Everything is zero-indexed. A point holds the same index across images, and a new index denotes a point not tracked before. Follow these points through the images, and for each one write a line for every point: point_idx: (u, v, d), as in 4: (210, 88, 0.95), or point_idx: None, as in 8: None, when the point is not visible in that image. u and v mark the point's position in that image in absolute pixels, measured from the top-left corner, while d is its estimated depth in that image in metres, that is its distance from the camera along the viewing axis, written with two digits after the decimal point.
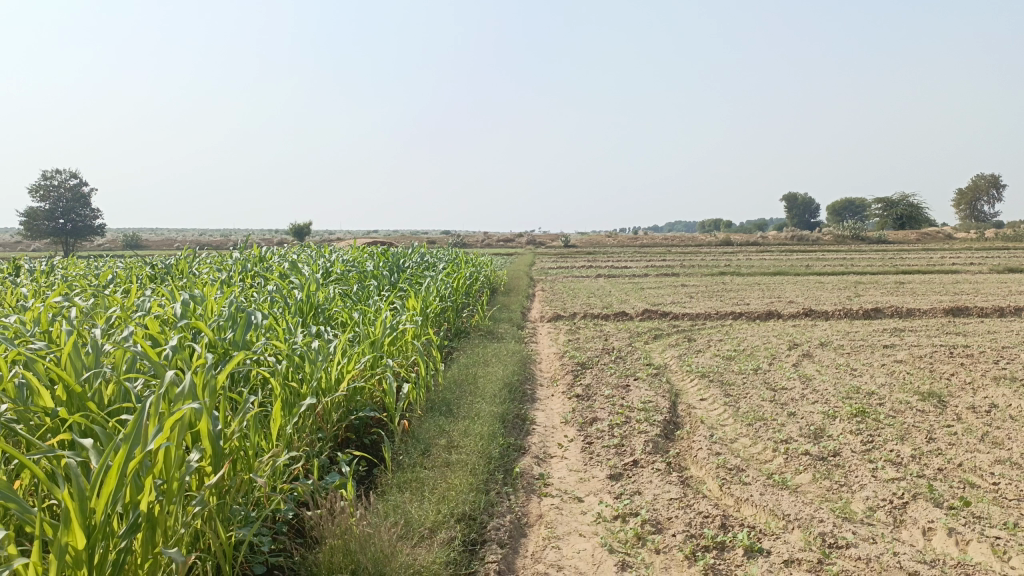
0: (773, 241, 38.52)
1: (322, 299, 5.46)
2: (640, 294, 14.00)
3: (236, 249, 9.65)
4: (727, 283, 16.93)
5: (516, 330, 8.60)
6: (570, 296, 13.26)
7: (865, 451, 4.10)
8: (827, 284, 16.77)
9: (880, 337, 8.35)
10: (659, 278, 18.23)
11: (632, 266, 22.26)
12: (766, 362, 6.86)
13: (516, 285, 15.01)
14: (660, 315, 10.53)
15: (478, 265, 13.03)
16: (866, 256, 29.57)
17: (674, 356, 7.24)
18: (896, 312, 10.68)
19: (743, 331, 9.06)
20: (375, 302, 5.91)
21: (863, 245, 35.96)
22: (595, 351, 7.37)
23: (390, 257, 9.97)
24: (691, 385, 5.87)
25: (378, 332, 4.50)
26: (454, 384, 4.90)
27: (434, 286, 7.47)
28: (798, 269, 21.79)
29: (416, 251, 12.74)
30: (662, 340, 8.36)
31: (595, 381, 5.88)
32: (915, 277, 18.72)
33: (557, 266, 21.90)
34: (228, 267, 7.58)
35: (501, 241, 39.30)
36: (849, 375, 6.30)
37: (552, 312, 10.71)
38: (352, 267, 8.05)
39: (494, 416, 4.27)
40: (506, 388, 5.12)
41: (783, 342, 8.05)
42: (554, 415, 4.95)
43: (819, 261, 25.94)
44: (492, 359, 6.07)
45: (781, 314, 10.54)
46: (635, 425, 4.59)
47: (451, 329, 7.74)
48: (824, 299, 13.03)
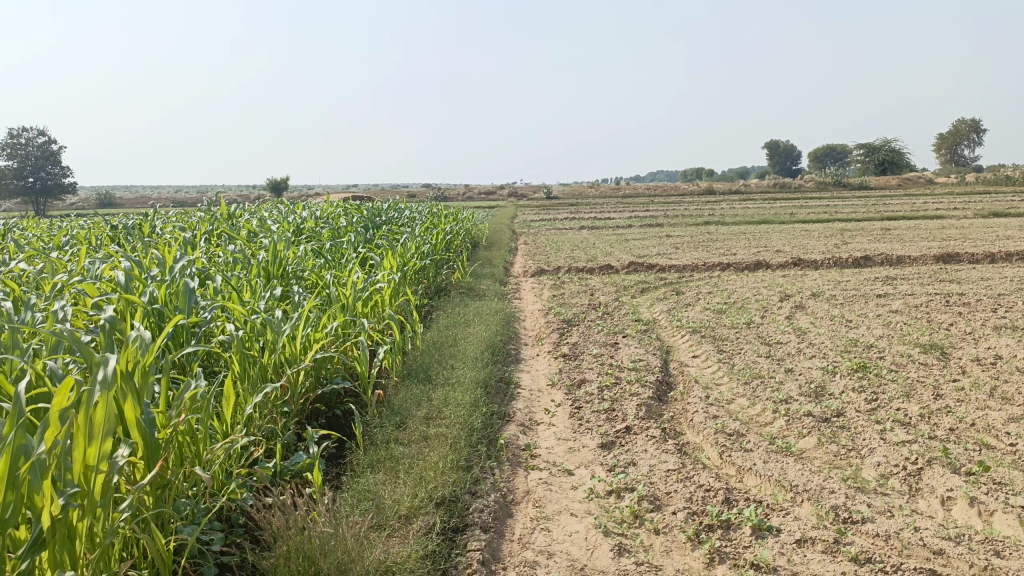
0: (755, 189, 38.27)
1: (290, 259, 5.13)
2: (624, 245, 13.71)
3: (203, 205, 9.22)
4: (712, 233, 16.67)
5: (498, 286, 8.29)
6: (554, 249, 12.95)
7: (870, 411, 3.87)
8: (814, 231, 16.56)
9: (873, 286, 8.13)
10: (643, 229, 17.95)
11: (616, 217, 21.95)
12: (758, 315, 6.61)
13: (498, 238, 14.64)
14: (646, 267, 10.26)
15: (458, 218, 12.64)
16: (850, 202, 29.36)
17: (663, 310, 6.98)
18: (886, 258, 10.47)
19: (732, 282, 8.82)
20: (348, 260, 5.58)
21: (845, 191, 35.81)
22: (580, 307, 7.09)
23: (365, 211, 9.58)
24: (683, 341, 5.62)
25: (348, 296, 4.19)
26: (433, 347, 4.60)
27: (411, 242, 7.13)
28: (783, 217, 21.51)
29: (394, 205, 12.34)
30: (650, 294, 8.09)
31: (582, 339, 5.61)
32: (900, 223, 18.57)
33: (539, 219, 21.51)
34: (192, 227, 7.17)
35: (482, 194, 38.73)
36: (845, 327, 6.07)
37: (535, 266, 10.39)
38: (324, 224, 7.68)
39: (475, 382, 3.98)
40: (488, 350, 4.83)
41: (774, 293, 7.81)
42: (539, 377, 4.68)
43: (803, 209, 25.68)
44: (473, 318, 5.78)
45: (770, 264, 10.29)
46: (626, 387, 4.33)
47: (430, 286, 7.42)
48: (811, 247, 12.78)
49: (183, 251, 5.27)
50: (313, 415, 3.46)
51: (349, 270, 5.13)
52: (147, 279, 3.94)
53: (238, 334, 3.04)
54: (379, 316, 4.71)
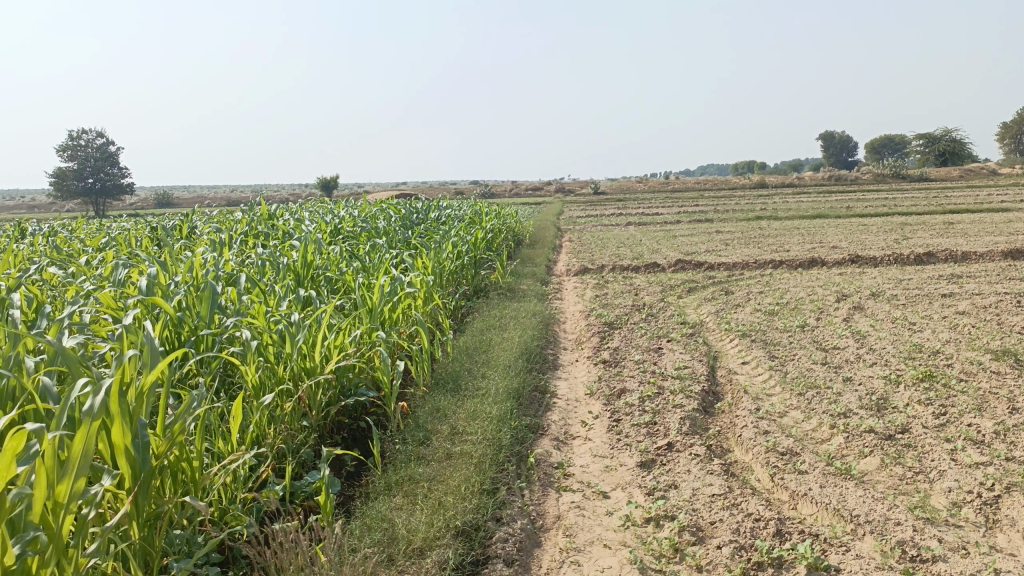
0: (809, 182, 37.27)
1: (321, 262, 4.97)
2: (671, 242, 13.34)
3: (243, 206, 9.18)
4: (764, 229, 16.15)
5: (539, 286, 8.05)
6: (599, 247, 12.65)
7: (939, 427, 3.53)
8: (872, 226, 15.90)
9: (937, 285, 7.66)
10: (692, 225, 17.51)
11: (664, 213, 21.47)
12: (813, 317, 6.25)
13: (542, 235, 14.39)
14: (694, 265, 9.90)
15: (501, 215, 12.44)
16: (909, 194, 28.31)
17: (711, 311, 6.67)
18: (950, 254, 9.92)
19: (785, 281, 8.42)
20: (382, 262, 5.42)
21: (903, 183, 34.62)
22: (624, 308, 6.82)
23: (405, 209, 9.43)
24: (731, 346, 5.31)
25: (376, 301, 4.00)
26: (465, 354, 4.39)
27: (449, 242, 6.94)
28: (839, 211, 20.81)
29: (438, 203, 12.19)
30: (697, 294, 7.77)
31: (624, 344, 5.35)
32: (964, 216, 17.73)
33: (585, 215, 21.18)
34: (228, 228, 7.10)
35: (528, 191, 38.49)
36: (907, 331, 5.67)
37: (579, 264, 10.13)
38: (363, 223, 7.54)
39: (507, 392, 3.75)
40: (523, 356, 4.59)
41: (830, 293, 7.42)
42: (578, 385, 4.44)
43: (859, 202, 24.81)
44: (509, 322, 5.56)
45: (825, 261, 9.83)
46: (669, 398, 4.06)
47: (469, 287, 7.23)
48: (869, 243, 12.24)
49: (213, 255, 5.16)
50: (335, 427, 3.30)
51: (380, 273, 4.95)
52: (169, 284, 3.80)
53: (254, 342, 2.88)
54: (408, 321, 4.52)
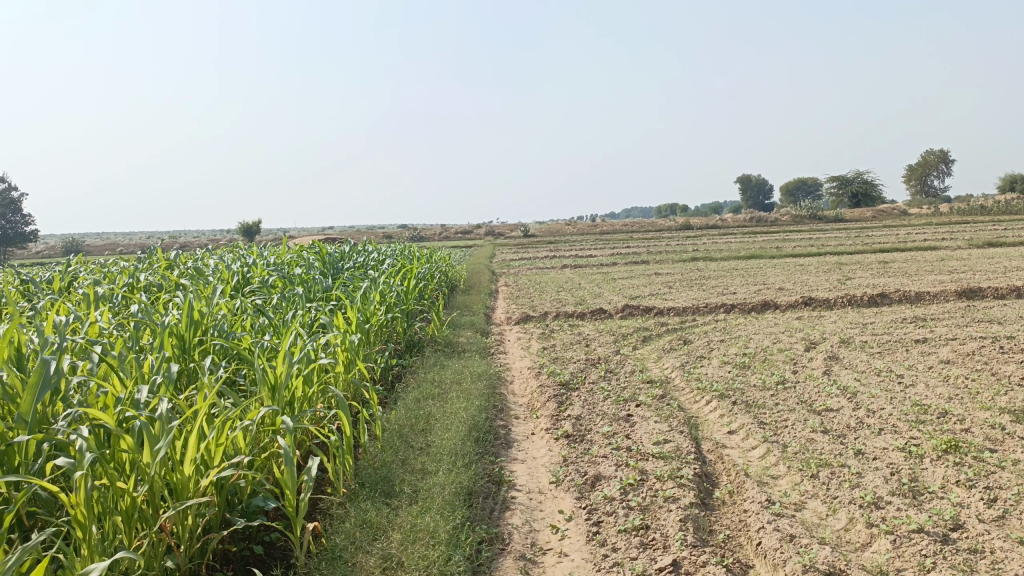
0: (732, 223, 37.80)
1: (214, 321, 4.01)
2: (613, 286, 12.66)
3: (141, 254, 8.06)
4: (702, 270, 15.72)
5: (479, 339, 7.18)
6: (538, 292, 11.89)
7: (1000, 521, 2.82)
8: (810, 266, 15.67)
9: (906, 331, 7.14)
10: (630, 267, 16.99)
11: (597, 255, 20.97)
12: (790, 370, 5.57)
13: (477, 280, 13.57)
14: (642, 311, 9.21)
15: (432, 260, 11.56)
16: (835, 234, 28.74)
17: (675, 365, 5.93)
18: (904, 296, 9.53)
19: (744, 327, 7.80)
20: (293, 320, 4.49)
21: (823, 224, 35.40)
22: (578, 364, 6.03)
23: (326, 254, 8.46)
24: (710, 411, 4.55)
25: (283, 372, 3.06)
26: (398, 436, 3.51)
27: (375, 292, 6.04)
28: (773, 252, 20.70)
29: (365, 247, 11.23)
30: (653, 344, 7.05)
31: (587, 410, 4.54)
32: (895, 255, 17.74)
33: (518, 258, 20.46)
34: (113, 279, 6.03)
35: (459, 234, 37.67)
36: (899, 385, 5.03)
37: (519, 312, 9.32)
38: (276, 271, 6.56)
39: (455, 493, 2.88)
40: (472, 434, 3.72)
41: (797, 341, 6.81)
42: (540, 470, 3.60)
43: (789, 242, 24.96)
44: (450, 387, 4.69)
45: (778, 304, 9.30)
46: (658, 486, 3.26)
47: (401, 342, 6.32)
48: (814, 284, 11.84)
49: (78, 318, 4.13)
50: (219, 561, 2.42)
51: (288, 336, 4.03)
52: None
53: (87, 457, 1.96)
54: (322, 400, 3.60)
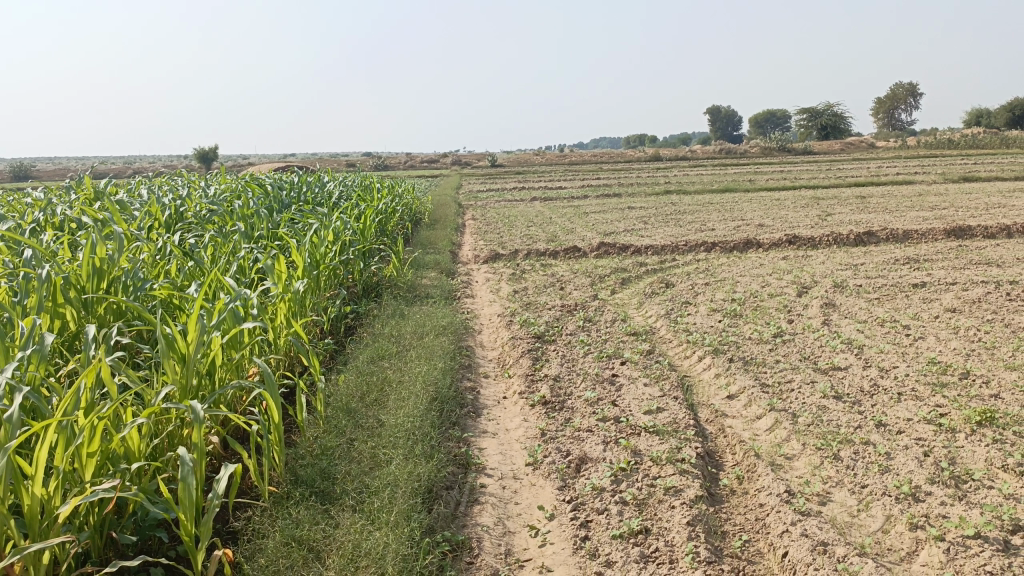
0: (702, 154, 37.17)
1: (115, 275, 3.35)
2: (585, 221, 12.06)
3: (63, 184, 7.20)
4: (677, 204, 15.18)
5: (444, 281, 6.57)
6: (506, 227, 11.24)
7: None
8: (786, 201, 15.15)
9: (902, 274, 6.68)
10: (601, 200, 16.34)
11: (567, 187, 20.24)
12: (786, 319, 5.08)
13: (443, 214, 12.84)
14: (618, 249, 8.63)
15: (394, 191, 10.79)
16: (808, 166, 28.22)
17: (660, 312, 5.40)
18: (891, 234, 9.07)
19: (728, 268, 7.28)
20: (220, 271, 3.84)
21: (793, 156, 34.90)
22: (553, 311, 5.46)
23: (276, 186, 7.70)
24: (705, 370, 4.03)
25: (193, 343, 2.47)
26: (344, 411, 2.93)
27: (325, 230, 5.35)
28: (747, 184, 20.17)
29: (322, 177, 10.40)
30: (633, 288, 6.50)
31: (567, 369, 3.99)
32: (873, 190, 17.28)
33: (486, 190, 19.71)
34: (21, 213, 5.26)
35: (426, 163, 36.60)
36: (907, 339, 4.56)
37: (487, 249, 8.69)
38: (213, 204, 5.80)
39: (410, 493, 2.33)
40: (433, 404, 3.15)
41: (788, 285, 6.31)
42: (514, 448, 3.06)
43: (761, 175, 24.48)
44: (408, 341, 4.11)
45: (761, 242, 8.79)
46: (656, 471, 2.74)
47: (356, 285, 5.67)
48: (795, 220, 11.34)
49: None
50: None
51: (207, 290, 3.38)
52: None
53: None
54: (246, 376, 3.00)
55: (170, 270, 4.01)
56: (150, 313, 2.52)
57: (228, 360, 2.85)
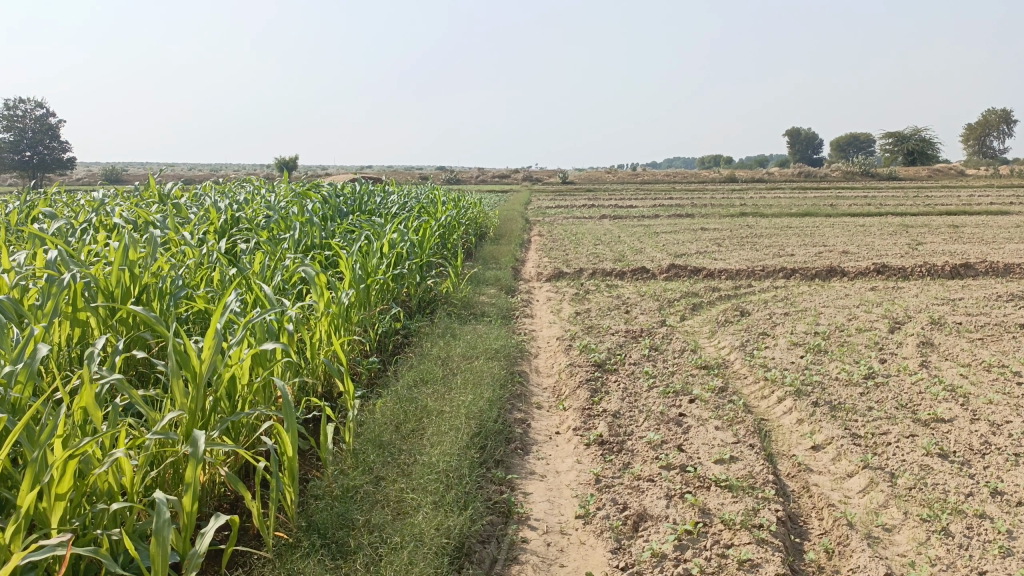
0: (779, 177, 36.10)
1: (141, 284, 3.14)
2: (655, 241, 11.59)
3: (128, 186, 7.17)
4: (753, 227, 14.56)
5: (503, 298, 6.25)
6: (573, 244, 10.87)
7: None
8: (871, 227, 14.34)
9: (1007, 312, 6.04)
10: (673, 220, 15.81)
11: (638, 206, 19.74)
12: (877, 358, 4.57)
13: (509, 229, 12.56)
14: (690, 272, 8.17)
15: (460, 204, 10.57)
16: (893, 192, 26.98)
17: (734, 344, 4.95)
18: (991, 268, 8.34)
19: (810, 298, 6.74)
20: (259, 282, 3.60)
21: (876, 182, 33.46)
22: (617, 337, 5.07)
23: (337, 195, 7.54)
24: (785, 414, 3.58)
25: (205, 362, 2.19)
26: (374, 444, 2.61)
27: (379, 242, 5.09)
28: (829, 209, 19.30)
29: (388, 188, 10.25)
30: (705, 315, 6.05)
31: (629, 404, 3.61)
32: (966, 219, 16.25)
33: (555, 206, 19.39)
34: (76, 213, 5.17)
35: (496, 177, 36.53)
36: (1021, 388, 4.01)
37: (552, 267, 8.34)
38: (268, 211, 5.62)
39: (434, 552, 1.98)
40: (475, 440, 2.80)
41: (877, 319, 5.75)
42: (563, 495, 2.68)
43: (843, 200, 23.46)
44: (456, 364, 3.78)
45: (845, 271, 8.20)
46: (728, 537, 2.33)
47: (410, 300, 5.39)
48: (882, 249, 10.62)
49: None
50: None
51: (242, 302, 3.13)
52: None
53: None
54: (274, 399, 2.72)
55: (210, 277, 3.79)
56: (164, 329, 2.27)
57: (252, 380, 2.58)
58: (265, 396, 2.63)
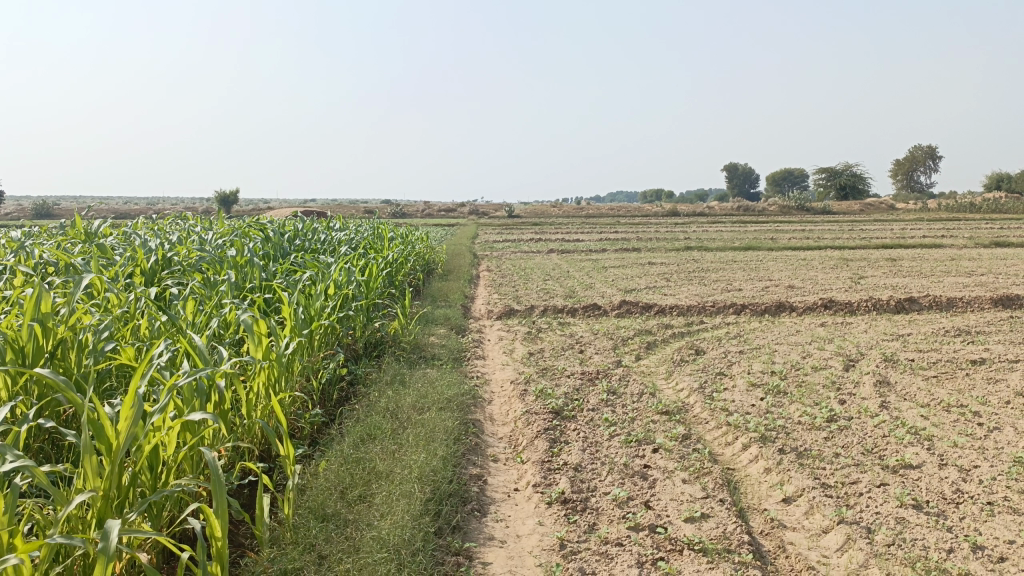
0: (719, 211, 36.80)
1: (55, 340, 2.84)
2: (604, 276, 11.53)
3: (52, 223, 6.75)
4: (699, 261, 14.68)
5: (453, 339, 6.03)
6: (522, 280, 10.71)
7: None
8: (813, 260, 14.57)
9: (956, 348, 6.07)
10: (620, 254, 15.83)
11: (584, 240, 19.77)
12: (837, 399, 4.48)
13: (456, 264, 12.36)
14: (641, 308, 8.08)
15: (407, 240, 10.34)
16: (830, 226, 27.71)
17: (693, 385, 4.81)
18: (934, 302, 8.46)
19: (762, 335, 6.68)
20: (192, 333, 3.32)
21: (813, 216, 34.37)
22: (573, 379, 4.89)
23: (279, 231, 7.25)
24: (752, 463, 3.44)
25: (120, 433, 1.91)
26: (317, 517, 2.35)
27: (322, 282, 4.83)
28: (770, 243, 19.65)
29: (332, 223, 9.96)
30: (660, 354, 5.92)
31: (590, 455, 3.42)
32: (902, 252, 16.67)
33: (502, 240, 19.29)
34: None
35: (442, 211, 36.36)
36: (982, 429, 3.95)
37: (502, 304, 8.15)
38: (204, 249, 5.31)
39: None
40: (429, 506, 2.57)
41: (832, 357, 5.71)
42: (527, 565, 2.46)
43: (783, 234, 23.97)
44: (406, 416, 3.54)
45: (794, 306, 8.21)
46: None
47: (355, 343, 5.12)
48: (827, 283, 10.74)
49: None
50: None
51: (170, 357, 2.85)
52: None
53: None
54: (204, 468, 2.46)
55: (136, 327, 3.49)
56: (71, 396, 1.99)
57: (177, 448, 2.31)
58: (192, 465, 2.37)
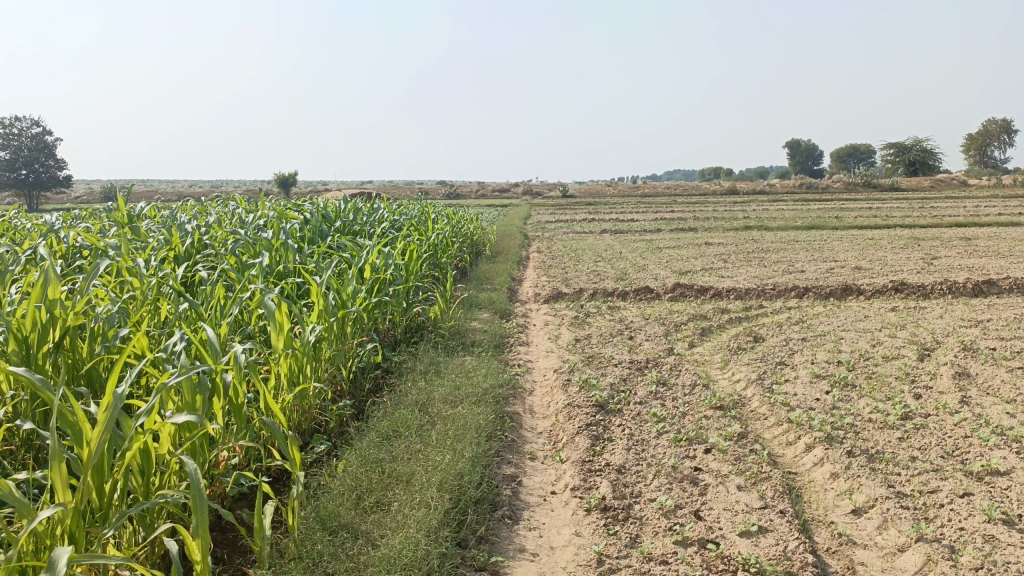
0: (779, 189, 35.65)
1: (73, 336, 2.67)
2: (659, 257, 11.13)
3: (98, 206, 6.72)
4: (758, 241, 14.12)
5: (497, 324, 5.78)
6: (573, 261, 10.41)
7: None
8: (882, 241, 13.83)
9: None
10: (675, 235, 15.36)
11: (639, 220, 19.31)
12: (911, 394, 4.09)
13: (507, 245, 12.10)
14: (697, 291, 7.70)
15: (455, 220, 10.12)
16: (898, 204, 26.51)
17: (751, 376, 4.47)
18: (1016, 285, 7.85)
19: (828, 321, 6.26)
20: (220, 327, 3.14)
21: (879, 193, 32.99)
22: (621, 368, 4.59)
23: (322, 213, 7.09)
24: (816, 466, 3.10)
25: (91, 440, 1.72)
26: (324, 530, 2.13)
27: (359, 267, 4.62)
28: (833, 221, 18.85)
29: (380, 204, 9.80)
30: (715, 341, 5.57)
31: (635, 456, 3.13)
32: (978, 231, 15.75)
33: (555, 221, 18.97)
34: (27, 235, 4.72)
35: (495, 192, 36.12)
36: None
37: (550, 287, 7.87)
38: (240, 232, 5.16)
39: None
40: (450, 517, 2.32)
41: (905, 345, 5.27)
42: None
43: (848, 213, 22.99)
44: (437, 411, 3.30)
45: (861, 289, 7.72)
46: None
47: (392, 329, 4.91)
48: (896, 264, 10.14)
49: None
50: None
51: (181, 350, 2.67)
52: None
53: None
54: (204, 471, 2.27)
55: (160, 316, 3.32)
56: (47, 395, 1.80)
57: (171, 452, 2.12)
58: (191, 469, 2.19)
